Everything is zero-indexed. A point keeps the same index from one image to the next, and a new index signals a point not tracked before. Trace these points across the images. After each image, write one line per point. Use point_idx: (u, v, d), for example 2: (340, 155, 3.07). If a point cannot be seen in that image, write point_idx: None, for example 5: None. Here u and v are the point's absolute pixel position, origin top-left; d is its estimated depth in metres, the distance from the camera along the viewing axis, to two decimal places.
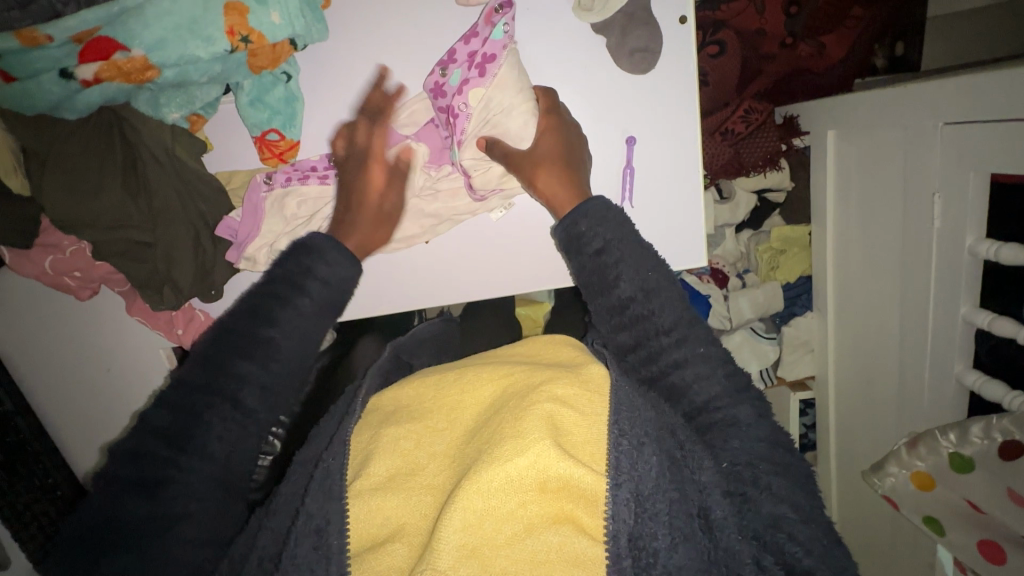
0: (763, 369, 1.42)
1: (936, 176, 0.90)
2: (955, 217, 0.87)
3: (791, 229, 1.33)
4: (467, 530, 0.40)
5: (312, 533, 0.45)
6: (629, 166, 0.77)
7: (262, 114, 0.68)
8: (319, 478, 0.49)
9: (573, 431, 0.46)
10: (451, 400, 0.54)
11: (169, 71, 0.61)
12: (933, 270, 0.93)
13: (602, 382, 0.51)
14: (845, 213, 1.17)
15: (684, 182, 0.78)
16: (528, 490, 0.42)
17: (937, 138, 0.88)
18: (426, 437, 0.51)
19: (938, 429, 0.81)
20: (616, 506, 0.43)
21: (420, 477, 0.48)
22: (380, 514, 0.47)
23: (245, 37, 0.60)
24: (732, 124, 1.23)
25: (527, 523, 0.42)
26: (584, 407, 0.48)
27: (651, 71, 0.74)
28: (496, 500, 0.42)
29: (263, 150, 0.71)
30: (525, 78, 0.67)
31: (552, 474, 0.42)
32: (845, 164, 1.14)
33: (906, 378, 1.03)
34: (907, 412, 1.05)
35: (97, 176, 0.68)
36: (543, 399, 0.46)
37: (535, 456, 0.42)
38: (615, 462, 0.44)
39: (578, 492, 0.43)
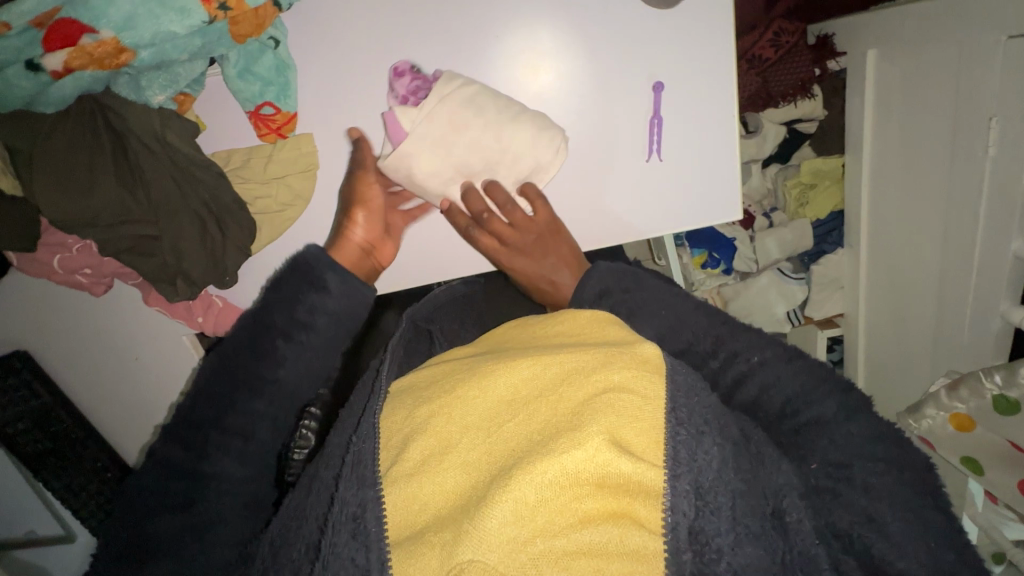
0: (790, 310, 1.37)
1: (993, 97, 0.81)
2: (1013, 142, 0.79)
3: (823, 161, 1.24)
4: (516, 523, 0.42)
5: (349, 521, 0.48)
6: (655, 116, 0.70)
7: (254, 86, 0.63)
8: (351, 464, 0.51)
9: (638, 419, 0.46)
10: (490, 369, 0.53)
11: (144, 52, 0.57)
12: (983, 203, 0.86)
13: (657, 360, 0.51)
14: (883, 142, 1.08)
15: (719, 132, 0.72)
16: (584, 484, 0.43)
17: (998, 54, 0.78)
18: (457, 410, 0.51)
19: (982, 370, 0.78)
20: (676, 498, 0.43)
21: (454, 455, 0.48)
22: (418, 501, 0.47)
23: (223, 3, 0.56)
24: (760, 49, 1.12)
25: (582, 515, 0.43)
26: (640, 390, 0.48)
27: (680, 4, 0.66)
28: (548, 492, 0.43)
29: (259, 125, 0.66)
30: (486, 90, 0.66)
31: (612, 470, 0.43)
32: (887, 87, 1.04)
33: (945, 314, 1.00)
34: (945, 349, 1.02)
35: (88, 169, 0.64)
36: (599, 390, 0.47)
37: (593, 449, 0.43)
38: (673, 452, 0.45)
39: (637, 487, 0.43)
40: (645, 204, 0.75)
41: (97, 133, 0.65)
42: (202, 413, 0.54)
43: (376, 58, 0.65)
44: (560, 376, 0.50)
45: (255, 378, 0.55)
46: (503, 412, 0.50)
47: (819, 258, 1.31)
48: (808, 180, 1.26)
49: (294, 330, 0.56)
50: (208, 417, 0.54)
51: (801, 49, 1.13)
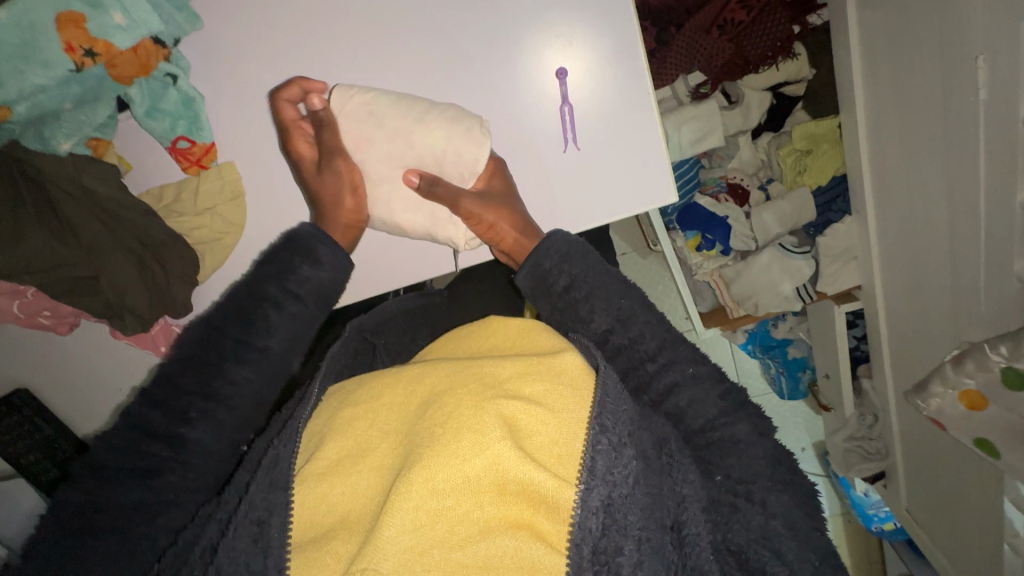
0: (799, 287, 1.27)
1: (979, 30, 0.72)
2: (1004, 78, 0.69)
3: (816, 124, 1.15)
4: (415, 532, 0.40)
5: (253, 524, 0.46)
6: (566, 102, 0.72)
7: (165, 122, 0.69)
8: (265, 467, 0.49)
9: (539, 430, 0.44)
10: (416, 373, 0.52)
11: (20, 105, 0.65)
12: (982, 148, 0.77)
13: (582, 376, 0.49)
14: (875, 97, 0.99)
15: (635, 109, 0.73)
16: (486, 493, 0.41)
17: None
18: (380, 415, 0.50)
19: (988, 342, 0.69)
20: (588, 512, 0.41)
21: (369, 458, 0.47)
22: (327, 502, 0.46)
23: (89, 49, 0.63)
24: (730, 11, 1.05)
25: (483, 525, 0.40)
26: (552, 401, 0.46)
27: None
28: (449, 501, 0.41)
29: (181, 159, 0.72)
30: (377, 101, 0.69)
31: (510, 477, 0.41)
32: (870, 36, 0.95)
33: (960, 278, 0.89)
34: (963, 318, 0.91)
35: (14, 224, 0.69)
36: (510, 397, 0.45)
37: (494, 456, 0.41)
38: (591, 465, 0.43)
39: (538, 497, 0.42)
40: (579, 190, 0.76)
41: (19, 190, 0.69)
42: (154, 419, 0.53)
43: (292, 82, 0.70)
44: (474, 379, 0.48)
45: (204, 385, 0.54)
46: (421, 413, 0.49)
47: (826, 229, 1.22)
48: (803, 146, 1.17)
49: (251, 328, 0.57)
50: (151, 432, 0.53)
51: (776, 7, 1.05)
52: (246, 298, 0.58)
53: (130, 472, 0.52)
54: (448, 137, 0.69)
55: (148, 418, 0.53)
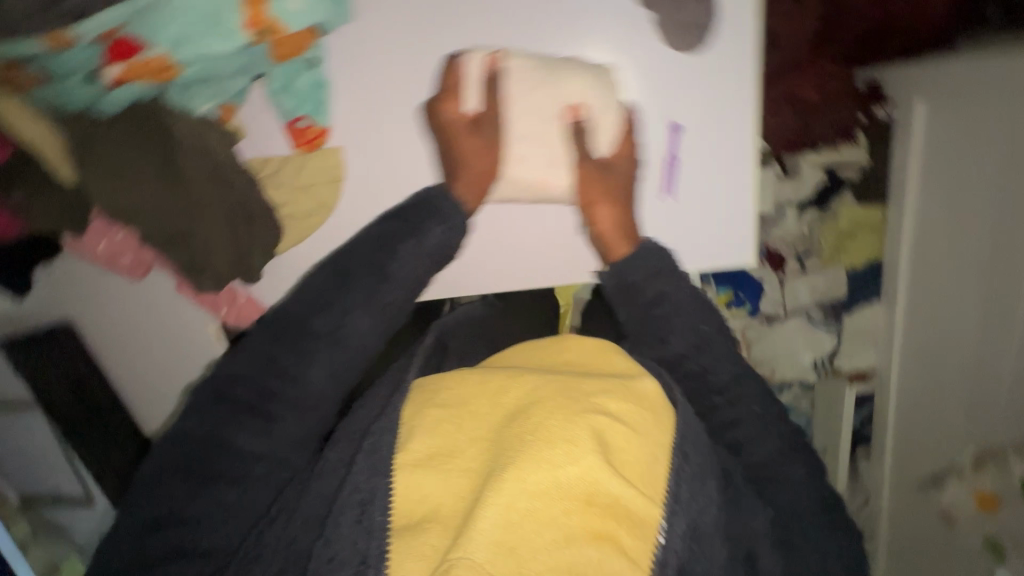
0: (816, 359, 1.31)
1: None
2: None
3: (862, 210, 1.20)
4: (505, 531, 0.44)
5: (357, 506, 0.51)
6: (672, 157, 0.71)
7: (293, 101, 0.66)
8: (365, 453, 0.53)
9: (623, 447, 0.49)
10: (498, 385, 0.57)
11: (188, 68, 0.62)
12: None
13: (658, 400, 0.55)
14: (925, 196, 1.05)
15: (738, 170, 0.72)
16: (574, 499, 0.46)
17: None
18: (467, 422, 0.55)
19: None
20: (671, 537, 0.47)
21: (459, 459, 0.52)
22: (420, 492, 0.51)
23: (266, 28, 0.60)
24: (806, 91, 1.10)
25: (567, 531, 0.45)
26: (635, 423, 0.51)
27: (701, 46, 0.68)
28: (538, 504, 0.46)
29: (293, 137, 0.66)
30: (536, 65, 0.65)
31: (601, 490, 0.46)
32: (935, 141, 1.01)
33: (980, 382, 0.94)
34: (976, 420, 0.96)
35: (135, 167, 0.68)
36: (595, 412, 0.50)
37: (585, 467, 0.46)
38: (675, 491, 0.49)
39: (623, 512, 0.46)
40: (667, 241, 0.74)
41: (146, 132, 0.67)
42: (240, 390, 0.55)
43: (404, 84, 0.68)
44: (560, 394, 0.53)
45: (285, 367, 0.55)
46: (506, 424, 0.53)
47: (852, 311, 1.26)
48: (845, 228, 1.22)
49: (328, 312, 0.58)
50: (235, 404, 0.54)
51: (845, 95, 1.11)
52: (329, 279, 0.60)
53: (209, 441, 0.54)
54: (594, 97, 0.66)
55: (232, 391, 0.55)
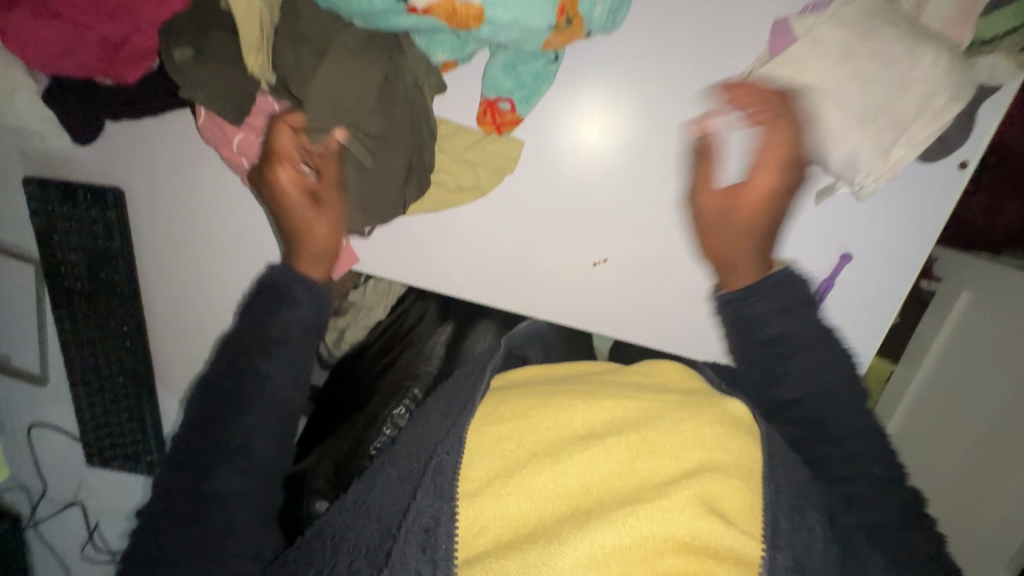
0: None
1: None
2: None
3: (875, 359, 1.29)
4: (587, 566, 0.40)
5: (422, 531, 0.46)
6: (827, 284, 0.63)
7: (507, 80, 0.59)
8: (431, 474, 0.49)
9: (725, 485, 0.44)
10: (565, 403, 0.51)
11: (490, 29, 0.50)
12: None
13: (748, 424, 0.50)
14: (943, 367, 1.10)
15: (873, 318, 0.64)
16: (672, 539, 0.41)
17: None
18: (527, 436, 0.49)
19: None
20: (774, 571, 0.41)
21: (517, 479, 0.46)
22: (478, 522, 0.45)
23: (570, 19, 0.51)
24: None
25: (660, 570, 0.40)
26: (733, 448, 0.47)
27: (900, 189, 0.58)
28: (624, 538, 0.41)
29: (486, 113, 0.62)
30: (859, 27, 0.51)
31: (700, 527, 0.41)
32: (967, 326, 1.06)
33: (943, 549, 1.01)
34: None
35: (359, 94, 0.56)
36: (688, 444, 0.46)
37: (681, 499, 0.42)
38: (772, 522, 0.44)
39: (724, 550, 0.41)
40: None
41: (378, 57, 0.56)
42: (210, 410, 0.51)
43: (583, 97, 0.61)
44: (644, 421, 0.49)
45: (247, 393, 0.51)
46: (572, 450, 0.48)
47: None
48: None
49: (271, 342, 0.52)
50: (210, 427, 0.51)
51: None
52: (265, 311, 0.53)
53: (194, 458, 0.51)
54: (948, 72, 0.49)
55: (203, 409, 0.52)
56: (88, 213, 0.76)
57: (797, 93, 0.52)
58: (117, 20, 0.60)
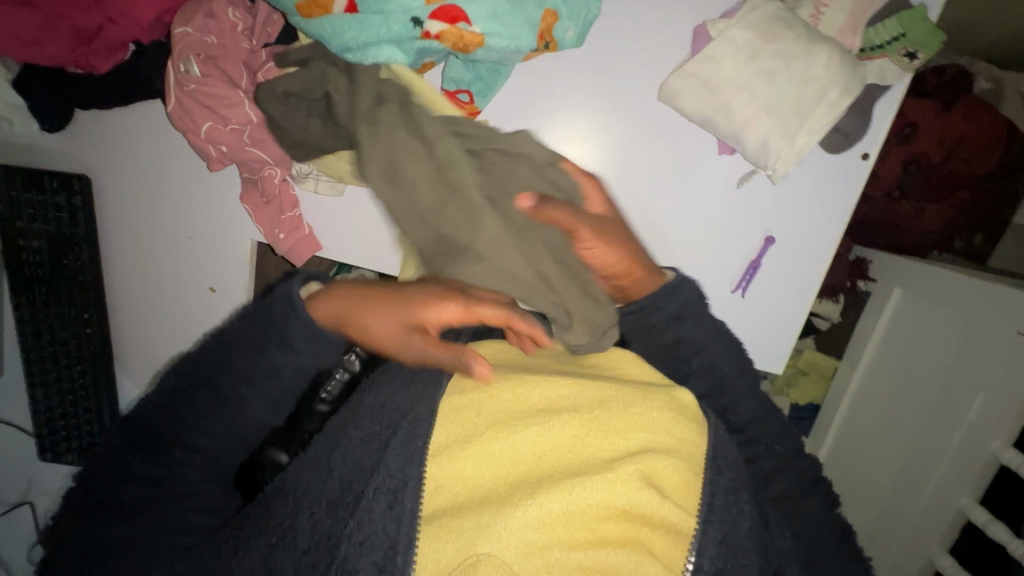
0: None
1: (987, 370, 0.91)
2: (993, 417, 0.88)
3: (820, 356, 1.36)
4: (537, 529, 0.45)
5: (388, 492, 0.48)
6: (755, 263, 0.70)
7: (466, 73, 0.64)
8: (402, 439, 0.51)
9: (666, 468, 0.49)
10: (526, 375, 0.53)
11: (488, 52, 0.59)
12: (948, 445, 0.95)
13: (692, 409, 0.54)
14: (882, 361, 1.17)
15: (795, 296, 0.70)
16: (613, 509, 0.46)
17: (1005, 343, 0.88)
18: (485, 406, 0.51)
19: None
20: (704, 541, 0.49)
21: (474, 445, 0.49)
22: (440, 485, 0.49)
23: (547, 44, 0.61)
24: None
25: (599, 535, 0.46)
26: (675, 434, 0.51)
27: (812, 176, 0.66)
28: (572, 506, 0.46)
29: None
30: (764, 32, 0.58)
31: (640, 503, 0.47)
32: (900, 322, 1.14)
33: (877, 530, 1.08)
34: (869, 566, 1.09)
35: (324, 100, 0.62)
36: (637, 426, 0.50)
37: (627, 475, 0.47)
38: (708, 503, 0.50)
39: (656, 521, 0.47)
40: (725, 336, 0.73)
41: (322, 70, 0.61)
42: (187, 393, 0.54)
43: (529, 90, 0.66)
44: (596, 398, 0.51)
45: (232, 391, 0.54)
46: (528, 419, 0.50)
47: None
48: (802, 367, 1.38)
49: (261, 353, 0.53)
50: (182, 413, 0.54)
51: (841, 260, 1.28)
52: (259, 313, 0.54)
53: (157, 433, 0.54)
54: (831, 72, 0.58)
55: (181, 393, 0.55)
56: (53, 200, 0.78)
57: (714, 88, 0.59)
58: (92, 11, 0.63)
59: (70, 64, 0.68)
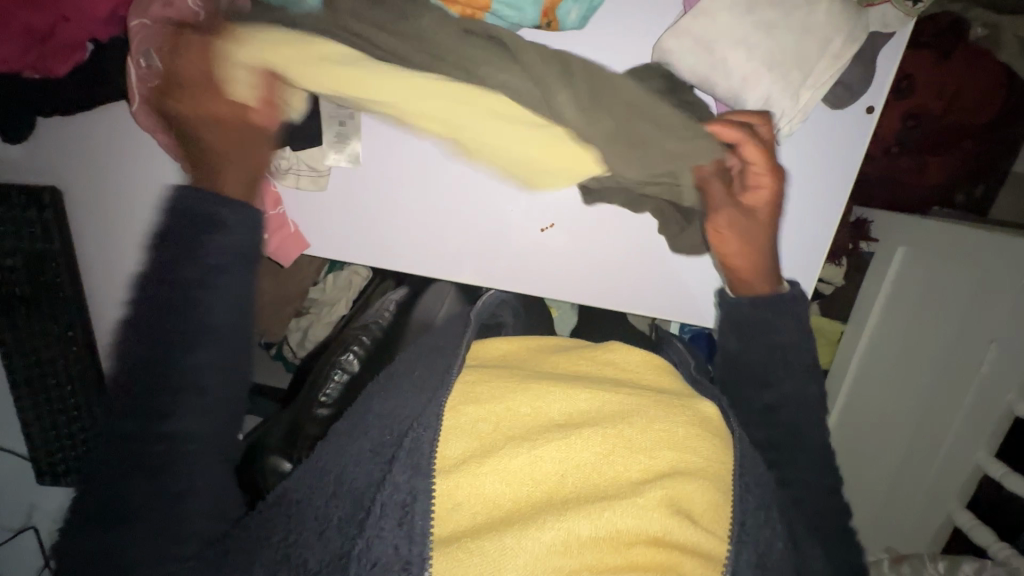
0: None
1: (998, 324, 0.89)
2: (1007, 371, 0.87)
3: (826, 321, 1.34)
4: (562, 552, 0.41)
5: (397, 508, 0.44)
6: None
7: None
8: (407, 450, 0.46)
9: (694, 492, 0.45)
10: (543, 388, 0.51)
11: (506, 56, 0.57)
12: (965, 404, 0.94)
13: (718, 426, 0.52)
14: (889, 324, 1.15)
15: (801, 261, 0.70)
16: (642, 535, 0.42)
17: (1016, 295, 0.86)
18: (505, 420, 0.49)
19: (928, 555, 0.86)
20: (736, 566, 0.44)
21: (494, 459, 0.45)
22: (454, 502, 0.45)
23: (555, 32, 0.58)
24: None
25: (627, 560, 0.41)
26: (701, 451, 0.48)
27: (816, 135, 0.63)
28: (599, 529, 0.42)
29: None
30: None
31: (671, 529, 0.43)
32: (908, 282, 1.10)
33: (894, 495, 1.07)
34: (886, 526, 1.09)
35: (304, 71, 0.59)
36: (663, 442, 0.47)
37: (654, 497, 0.43)
38: (739, 524, 0.46)
39: (690, 548, 0.43)
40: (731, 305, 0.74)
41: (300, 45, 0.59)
42: (150, 376, 0.53)
43: None
44: (619, 413, 0.49)
45: (181, 337, 0.53)
46: (550, 432, 0.48)
47: None
48: None
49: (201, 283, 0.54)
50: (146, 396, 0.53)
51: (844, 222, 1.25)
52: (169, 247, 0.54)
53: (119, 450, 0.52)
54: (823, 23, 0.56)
55: (141, 376, 0.53)
56: (26, 214, 0.75)
57: (712, 45, 0.56)
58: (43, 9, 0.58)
59: (24, 70, 0.63)
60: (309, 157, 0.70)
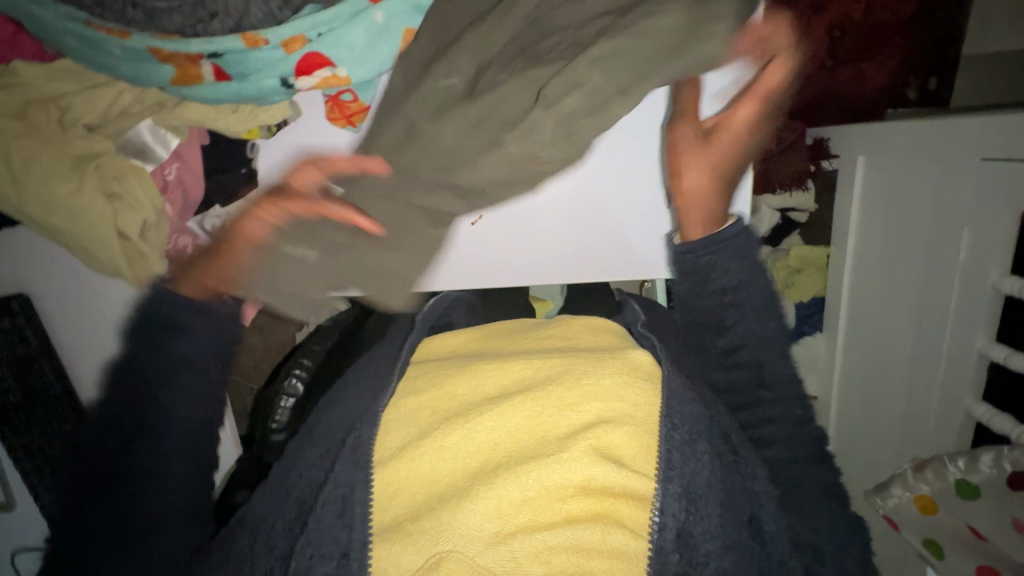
0: None
1: (964, 207, 0.87)
2: (984, 249, 0.84)
3: (809, 250, 1.29)
4: (500, 519, 0.42)
5: (337, 500, 0.45)
6: None
7: None
8: (349, 447, 0.48)
9: (622, 441, 0.46)
10: (475, 371, 0.53)
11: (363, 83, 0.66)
12: (954, 293, 0.91)
13: (651, 368, 0.52)
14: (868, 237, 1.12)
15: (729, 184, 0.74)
16: (571, 487, 0.43)
17: (973, 171, 0.85)
18: (442, 404, 0.51)
19: (947, 455, 0.83)
20: (667, 499, 0.44)
21: (430, 441, 0.47)
22: (398, 489, 0.46)
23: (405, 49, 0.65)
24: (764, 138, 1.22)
25: (566, 515, 0.42)
26: (631, 397, 0.48)
27: None
28: (533, 492, 0.43)
29: (332, 108, 0.68)
30: None
31: (599, 477, 0.44)
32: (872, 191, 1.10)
33: (913, 406, 1.02)
34: (911, 438, 1.04)
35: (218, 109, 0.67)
36: (590, 396, 0.48)
37: (577, 451, 0.44)
38: (667, 457, 0.45)
39: (621, 490, 0.44)
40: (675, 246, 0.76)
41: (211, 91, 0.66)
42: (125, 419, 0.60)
43: None
44: (549, 377, 0.50)
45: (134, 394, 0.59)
46: (486, 403, 0.49)
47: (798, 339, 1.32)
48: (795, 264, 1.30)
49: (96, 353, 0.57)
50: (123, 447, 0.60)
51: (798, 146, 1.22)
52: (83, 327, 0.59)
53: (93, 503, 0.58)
54: None
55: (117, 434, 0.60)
56: None
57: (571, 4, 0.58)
58: None
59: None
60: (235, 210, 0.72)
